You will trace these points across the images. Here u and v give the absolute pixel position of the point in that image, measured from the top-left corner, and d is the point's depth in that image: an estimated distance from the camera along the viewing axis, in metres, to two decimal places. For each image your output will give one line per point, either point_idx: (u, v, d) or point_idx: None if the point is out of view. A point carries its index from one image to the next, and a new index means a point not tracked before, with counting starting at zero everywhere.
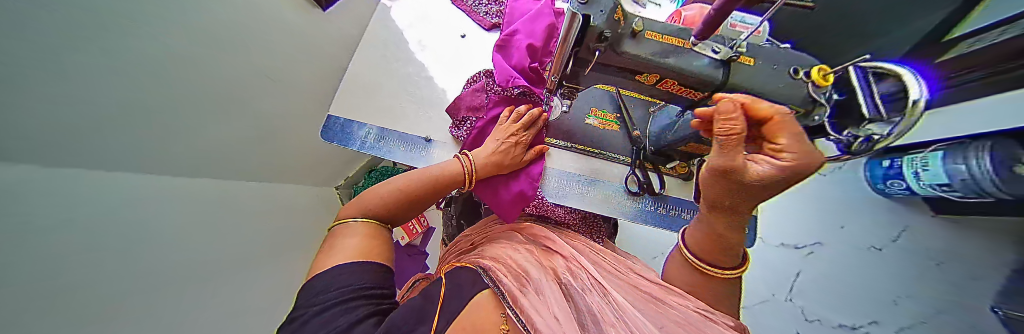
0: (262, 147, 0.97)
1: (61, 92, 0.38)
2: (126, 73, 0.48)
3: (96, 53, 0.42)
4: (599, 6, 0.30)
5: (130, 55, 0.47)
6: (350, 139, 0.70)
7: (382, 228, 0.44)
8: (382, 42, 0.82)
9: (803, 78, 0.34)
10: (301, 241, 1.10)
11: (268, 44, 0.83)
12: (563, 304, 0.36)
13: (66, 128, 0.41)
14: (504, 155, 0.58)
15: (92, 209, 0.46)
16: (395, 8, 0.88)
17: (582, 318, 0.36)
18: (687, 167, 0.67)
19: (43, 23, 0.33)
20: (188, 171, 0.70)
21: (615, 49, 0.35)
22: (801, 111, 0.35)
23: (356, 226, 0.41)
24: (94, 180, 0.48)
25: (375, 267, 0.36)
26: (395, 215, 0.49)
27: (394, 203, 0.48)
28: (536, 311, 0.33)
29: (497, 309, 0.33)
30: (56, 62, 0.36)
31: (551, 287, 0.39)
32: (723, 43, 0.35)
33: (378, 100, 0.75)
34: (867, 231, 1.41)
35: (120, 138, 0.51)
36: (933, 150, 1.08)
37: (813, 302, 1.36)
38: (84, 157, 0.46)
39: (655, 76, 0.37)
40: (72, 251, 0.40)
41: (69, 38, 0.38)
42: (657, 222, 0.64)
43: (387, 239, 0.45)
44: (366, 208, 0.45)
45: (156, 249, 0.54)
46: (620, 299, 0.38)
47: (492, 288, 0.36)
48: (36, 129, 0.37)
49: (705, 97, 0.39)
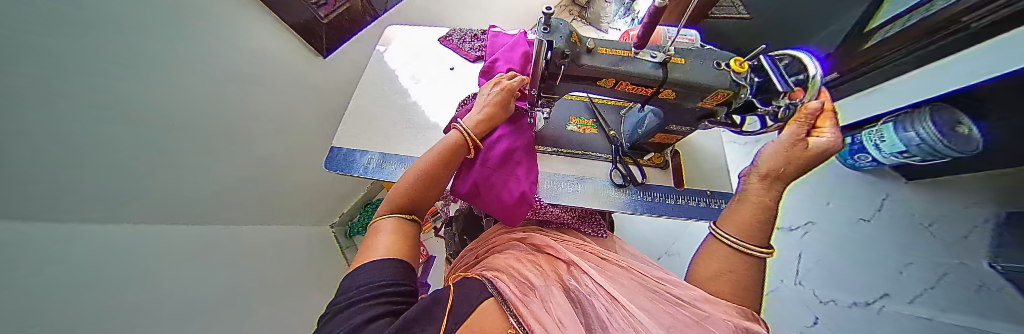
0: (254, 184, 0.99)
1: (49, 100, 0.40)
2: (111, 95, 0.51)
3: (83, 78, 0.45)
4: (557, 33, 0.41)
5: (108, 71, 0.49)
6: (352, 166, 0.75)
7: (410, 222, 0.48)
8: (379, 80, 0.92)
9: (726, 68, 0.44)
10: (297, 278, 1.06)
11: (256, 84, 0.88)
12: (568, 311, 0.36)
13: (50, 145, 0.42)
14: (494, 105, 0.62)
15: (76, 237, 0.47)
16: (388, 51, 1.00)
17: (592, 325, 0.37)
18: (662, 157, 0.75)
19: (44, 37, 0.38)
20: (175, 204, 0.70)
21: (576, 62, 0.43)
22: (731, 92, 0.43)
23: (389, 221, 0.46)
24: (73, 214, 0.49)
25: (398, 263, 0.39)
26: (416, 204, 0.51)
27: (411, 195, 0.50)
28: (539, 321, 0.32)
29: (502, 317, 0.32)
30: (53, 66, 0.40)
31: (554, 296, 0.40)
32: (658, 50, 0.45)
33: (376, 130, 0.82)
34: (849, 205, 1.48)
35: (96, 170, 0.51)
36: (886, 123, 1.25)
37: (821, 283, 1.38)
38: (66, 185, 0.47)
39: (612, 79, 0.45)
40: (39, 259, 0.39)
41: (66, 57, 0.42)
42: (647, 208, 0.68)
43: (416, 233, 0.48)
44: (397, 204, 0.49)
45: (138, 276, 0.52)
46: (626, 306, 0.37)
47: (497, 298, 0.35)
48: (28, 139, 0.39)
49: (655, 93, 0.47)
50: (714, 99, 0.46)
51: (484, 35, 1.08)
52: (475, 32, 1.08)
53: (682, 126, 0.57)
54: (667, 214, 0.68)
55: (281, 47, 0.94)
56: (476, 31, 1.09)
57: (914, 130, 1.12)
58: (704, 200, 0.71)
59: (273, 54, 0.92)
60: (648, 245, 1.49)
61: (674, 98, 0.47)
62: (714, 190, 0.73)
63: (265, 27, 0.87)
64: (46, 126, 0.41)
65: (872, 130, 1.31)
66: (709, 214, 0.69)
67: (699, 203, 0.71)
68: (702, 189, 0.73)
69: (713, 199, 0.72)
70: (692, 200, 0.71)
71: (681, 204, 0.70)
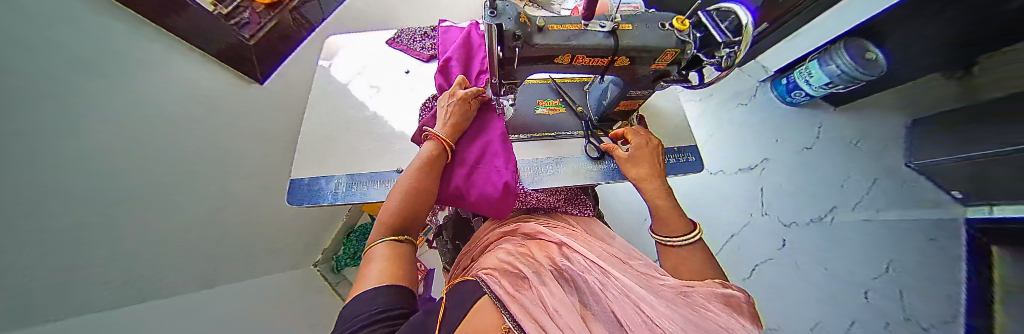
0: (238, 225, 0.91)
1: (28, 152, 0.37)
2: (76, 146, 0.46)
3: (49, 127, 0.41)
4: (505, 15, 0.40)
5: (67, 118, 0.44)
6: (320, 194, 0.69)
7: (403, 245, 0.48)
8: (330, 97, 0.85)
9: (670, 28, 0.46)
10: (298, 320, 0.99)
11: (211, 120, 0.80)
12: (561, 292, 0.36)
13: (46, 200, 0.39)
14: (456, 113, 0.62)
15: (86, 299, 0.44)
16: (333, 65, 0.92)
17: (584, 296, 0.37)
18: (629, 124, 0.76)
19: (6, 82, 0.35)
20: (169, 255, 0.64)
21: (529, 42, 0.43)
22: (678, 50, 0.46)
23: (381, 248, 0.45)
24: (87, 272, 0.45)
25: (395, 289, 0.38)
26: (405, 224, 0.51)
27: (398, 216, 0.50)
28: (532, 311, 0.30)
29: (495, 313, 0.31)
30: (22, 112, 0.36)
31: (547, 281, 0.40)
32: (606, 19, 0.46)
33: (336, 153, 0.76)
34: (794, 136, 1.65)
35: (94, 227, 0.48)
36: (811, 61, 1.40)
37: (783, 210, 1.49)
38: (73, 245, 0.44)
39: (569, 55, 0.45)
40: (33, 282, 0.36)
41: (31, 104, 0.38)
42: None
43: (409, 255, 0.47)
44: (388, 228, 0.48)
45: (156, 331, 0.48)
46: (616, 275, 0.40)
47: (489, 294, 0.34)
48: (25, 195, 0.36)
49: (611, 62, 0.48)
50: (664, 60, 0.48)
51: (433, 32, 1.03)
52: (424, 30, 1.03)
53: (642, 90, 0.58)
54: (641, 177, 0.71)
55: (218, 79, 0.83)
56: (425, 30, 1.03)
57: (833, 63, 1.29)
58: (673, 157, 0.74)
59: (213, 83, 0.81)
60: (634, 211, 1.57)
61: (628, 64, 0.49)
62: (681, 146, 0.76)
63: (196, 59, 0.77)
64: (30, 174, 0.37)
65: (802, 70, 1.48)
66: (680, 168, 0.72)
67: (670, 160, 0.73)
68: (669, 146, 0.75)
69: (681, 154, 0.74)
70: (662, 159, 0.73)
71: None
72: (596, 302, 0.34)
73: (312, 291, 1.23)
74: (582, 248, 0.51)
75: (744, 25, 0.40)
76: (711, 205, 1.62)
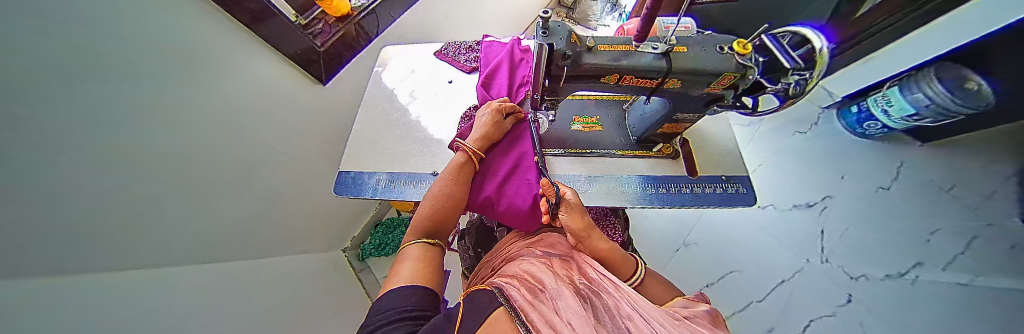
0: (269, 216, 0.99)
1: (76, 141, 0.41)
2: (132, 141, 0.52)
3: (106, 118, 0.46)
4: (557, 34, 0.41)
5: (120, 107, 0.48)
6: (362, 189, 0.76)
7: (433, 248, 0.49)
8: (379, 101, 0.94)
9: (730, 52, 0.43)
10: (323, 304, 1.06)
11: (261, 115, 0.90)
12: (578, 308, 0.34)
13: (90, 184, 0.43)
14: (494, 126, 0.64)
15: (124, 271, 0.48)
16: (386, 70, 1.02)
17: (598, 313, 0.34)
18: (671, 148, 0.72)
19: (62, 75, 0.38)
20: (206, 236, 0.71)
21: (579, 62, 0.43)
22: (737, 75, 0.43)
23: (412, 249, 0.47)
24: (125, 251, 0.50)
25: (420, 291, 0.38)
26: (437, 229, 0.52)
27: (432, 218, 0.52)
28: (547, 323, 0.30)
29: (511, 323, 0.30)
30: (76, 96, 0.40)
31: (562, 295, 0.38)
32: (659, 41, 0.45)
33: (378, 151, 0.83)
34: (864, 174, 1.45)
35: (138, 206, 0.53)
36: (891, 88, 1.23)
37: (850, 259, 1.28)
38: (118, 225, 0.49)
39: (616, 75, 0.45)
40: (73, 260, 0.40)
41: (88, 94, 0.42)
42: (665, 201, 0.65)
43: (439, 259, 0.48)
44: (422, 231, 0.50)
45: (186, 307, 0.53)
46: (631, 293, 0.37)
47: (504, 305, 0.34)
48: (64, 182, 0.39)
49: (660, 84, 0.46)
50: (720, 84, 0.45)
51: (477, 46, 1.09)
52: (469, 43, 1.09)
53: (691, 114, 0.55)
54: (682, 204, 0.65)
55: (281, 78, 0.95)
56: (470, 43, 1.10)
57: (921, 91, 1.12)
58: (721, 186, 0.67)
59: (274, 83, 0.92)
60: (665, 236, 1.47)
61: (679, 87, 0.46)
62: (730, 175, 0.68)
63: (266, 63, 0.89)
64: (80, 157, 0.41)
65: (880, 96, 1.29)
66: (731, 201, 0.65)
67: (718, 190, 0.66)
68: (717, 174, 0.69)
69: (731, 184, 0.67)
70: (709, 188, 0.67)
71: (697, 192, 0.66)
72: (611, 321, 0.32)
73: (339, 277, 1.33)
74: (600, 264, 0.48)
75: (819, 50, 0.37)
76: (759, 237, 1.42)
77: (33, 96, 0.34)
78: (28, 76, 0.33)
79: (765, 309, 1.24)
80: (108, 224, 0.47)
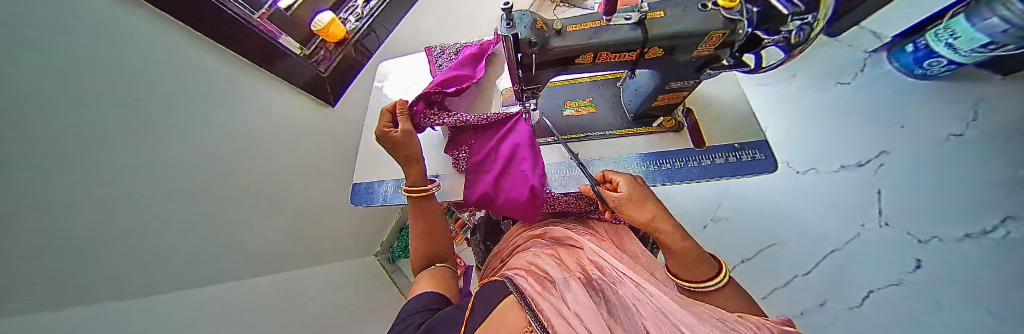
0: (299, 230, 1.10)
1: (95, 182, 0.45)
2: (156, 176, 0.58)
3: (126, 158, 0.51)
4: (521, 23, 0.41)
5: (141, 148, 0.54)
6: (373, 197, 0.81)
7: (439, 269, 0.59)
8: (382, 114, 0.98)
9: (714, 7, 0.39)
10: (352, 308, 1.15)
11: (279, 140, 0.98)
12: (586, 297, 0.35)
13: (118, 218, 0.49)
14: (404, 141, 0.63)
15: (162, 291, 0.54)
16: (386, 85, 1.06)
17: (610, 306, 0.35)
18: (673, 120, 0.68)
19: (75, 122, 0.43)
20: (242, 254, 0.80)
21: (548, 47, 0.42)
22: (726, 31, 0.39)
23: (423, 275, 0.57)
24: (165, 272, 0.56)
25: (434, 297, 0.48)
26: (434, 256, 0.61)
27: (427, 246, 0.62)
28: (557, 312, 0.32)
29: (522, 313, 0.33)
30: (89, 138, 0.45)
31: (571, 286, 0.39)
32: (633, 9, 0.41)
33: (384, 161, 0.88)
34: None
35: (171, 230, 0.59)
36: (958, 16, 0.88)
37: None
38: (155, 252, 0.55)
39: (591, 54, 0.43)
40: (107, 290, 0.45)
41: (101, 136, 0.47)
42: (669, 177, 0.62)
43: (446, 275, 0.58)
44: (423, 259, 0.60)
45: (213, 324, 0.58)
46: (640, 281, 0.38)
47: (515, 294, 0.36)
48: (87, 218, 0.44)
49: (641, 54, 0.43)
50: (709, 44, 0.42)
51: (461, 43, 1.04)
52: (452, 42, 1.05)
53: (684, 81, 0.51)
54: (689, 179, 0.61)
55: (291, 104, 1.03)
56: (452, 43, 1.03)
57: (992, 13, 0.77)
58: (734, 155, 0.62)
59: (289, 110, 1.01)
60: (692, 216, 1.45)
61: (663, 55, 0.43)
62: (742, 142, 0.63)
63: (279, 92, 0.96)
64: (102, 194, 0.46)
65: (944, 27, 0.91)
66: (745, 169, 0.60)
67: (730, 159, 0.61)
68: (728, 142, 0.63)
69: (744, 152, 0.62)
70: (719, 158, 0.62)
71: (705, 165, 0.62)
72: (622, 312, 0.33)
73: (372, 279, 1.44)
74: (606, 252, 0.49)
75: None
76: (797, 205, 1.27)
77: (33, 107, 0.37)
78: (28, 86, 0.36)
79: (816, 282, 1.10)
80: (139, 245, 0.52)
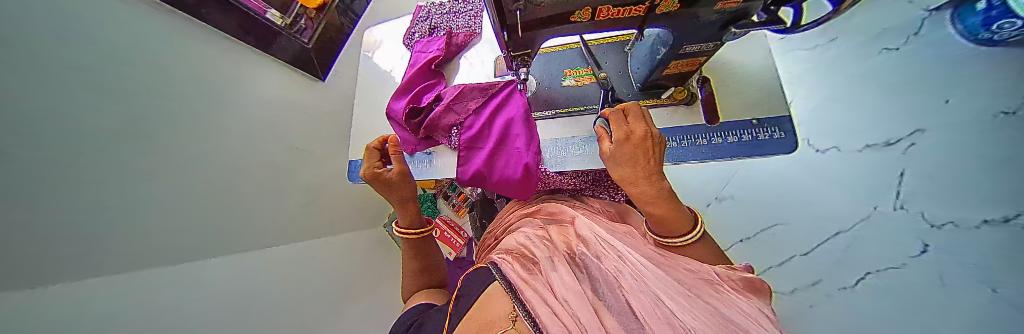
0: None
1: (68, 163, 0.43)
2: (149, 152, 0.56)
3: (97, 135, 0.48)
4: None
5: (117, 124, 0.51)
6: None
7: (431, 293, 0.57)
8: (372, 86, 0.93)
9: None
10: None
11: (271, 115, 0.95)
12: (569, 278, 0.34)
13: (108, 196, 0.48)
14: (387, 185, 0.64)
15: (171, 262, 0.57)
16: (375, 56, 0.97)
17: (595, 283, 0.33)
18: (686, 91, 0.60)
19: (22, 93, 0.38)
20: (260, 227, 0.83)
21: (533, 1, 0.35)
22: None
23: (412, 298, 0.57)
24: (172, 247, 0.58)
25: (423, 305, 0.50)
26: (424, 280, 0.60)
27: (415, 274, 0.62)
28: (543, 299, 0.30)
29: (507, 299, 0.33)
30: (44, 116, 0.40)
31: (556, 267, 0.37)
32: None
33: (379, 137, 0.85)
34: None
35: (172, 209, 0.59)
36: None
37: None
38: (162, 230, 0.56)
39: (588, 9, 0.36)
40: (111, 266, 0.47)
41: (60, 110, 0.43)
42: (675, 158, 0.57)
43: (433, 294, 0.56)
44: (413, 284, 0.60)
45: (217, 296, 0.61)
46: (622, 251, 0.37)
47: (500, 281, 0.36)
48: (68, 196, 0.43)
49: (651, 8, 0.35)
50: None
51: (444, 2, 0.89)
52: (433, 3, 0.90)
53: (703, 43, 0.43)
54: (694, 159, 0.56)
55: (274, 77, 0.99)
56: (434, 4, 0.89)
57: None
58: (748, 133, 0.55)
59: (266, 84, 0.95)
60: (694, 192, 1.31)
61: (678, 8, 0.35)
62: (762, 118, 0.56)
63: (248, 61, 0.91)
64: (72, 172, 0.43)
65: None
66: (760, 150, 0.54)
67: (743, 138, 0.55)
68: (747, 118, 0.56)
69: (762, 130, 0.55)
70: (731, 137, 0.56)
71: (714, 143, 0.56)
72: (606, 288, 0.32)
73: None
74: (590, 224, 0.48)
75: None
76: None
77: None
78: None
79: (816, 264, 0.96)
80: (144, 221, 0.54)
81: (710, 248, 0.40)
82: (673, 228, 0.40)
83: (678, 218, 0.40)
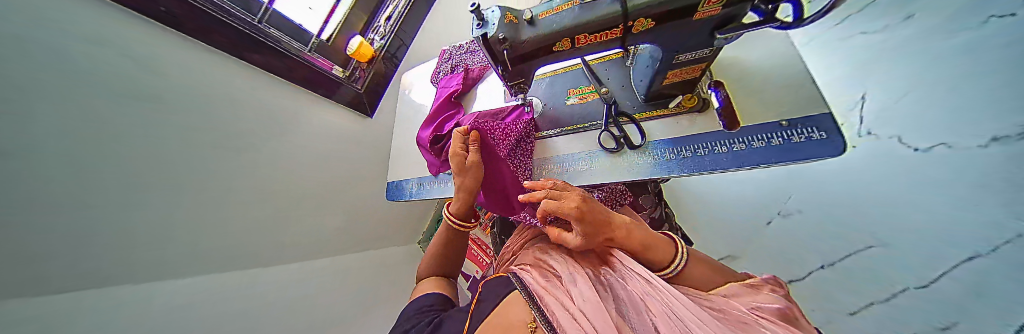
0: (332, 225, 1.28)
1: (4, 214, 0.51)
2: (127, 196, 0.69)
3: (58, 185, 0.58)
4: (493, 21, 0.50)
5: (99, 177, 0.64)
6: (401, 192, 0.94)
7: (444, 282, 0.60)
8: (407, 119, 1.09)
9: None
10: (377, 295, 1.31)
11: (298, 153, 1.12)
12: (589, 290, 0.35)
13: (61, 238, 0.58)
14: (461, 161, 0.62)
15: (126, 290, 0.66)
16: (411, 93, 1.15)
17: (622, 307, 0.33)
18: (696, 98, 0.59)
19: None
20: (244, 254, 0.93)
21: (519, 39, 0.50)
22: None
23: (423, 285, 0.59)
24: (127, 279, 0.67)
25: (435, 296, 0.53)
26: (441, 266, 0.63)
27: (431, 255, 0.64)
28: (563, 309, 0.31)
29: (527, 308, 0.34)
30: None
31: (578, 280, 0.38)
32: None
33: (408, 160, 0.99)
34: None
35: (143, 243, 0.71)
36: None
37: None
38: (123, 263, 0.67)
39: (566, 39, 0.47)
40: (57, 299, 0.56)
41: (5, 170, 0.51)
42: (692, 167, 0.53)
43: (447, 284, 0.60)
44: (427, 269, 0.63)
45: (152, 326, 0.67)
46: (648, 273, 0.36)
47: (520, 290, 0.38)
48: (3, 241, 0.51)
49: (626, 30, 0.42)
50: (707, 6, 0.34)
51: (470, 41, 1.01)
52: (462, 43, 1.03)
53: (694, 52, 0.44)
54: (719, 167, 0.51)
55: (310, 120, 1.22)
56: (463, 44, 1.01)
57: None
58: (777, 136, 0.49)
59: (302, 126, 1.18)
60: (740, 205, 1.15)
61: (653, 26, 0.39)
62: (793, 118, 0.49)
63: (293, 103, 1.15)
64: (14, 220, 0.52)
65: None
66: (800, 153, 0.46)
67: (773, 141, 0.49)
68: (772, 120, 0.50)
69: (796, 131, 0.48)
70: (758, 141, 0.50)
71: (738, 150, 0.51)
72: (634, 315, 0.31)
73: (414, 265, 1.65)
74: None
75: None
76: None
77: None
78: None
79: None
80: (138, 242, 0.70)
81: (703, 267, 0.43)
82: (660, 258, 0.42)
83: (659, 245, 0.43)
